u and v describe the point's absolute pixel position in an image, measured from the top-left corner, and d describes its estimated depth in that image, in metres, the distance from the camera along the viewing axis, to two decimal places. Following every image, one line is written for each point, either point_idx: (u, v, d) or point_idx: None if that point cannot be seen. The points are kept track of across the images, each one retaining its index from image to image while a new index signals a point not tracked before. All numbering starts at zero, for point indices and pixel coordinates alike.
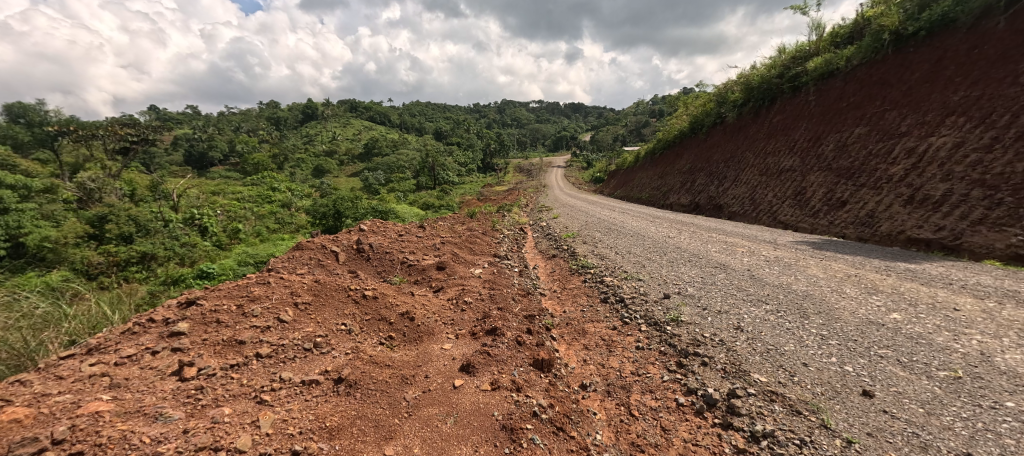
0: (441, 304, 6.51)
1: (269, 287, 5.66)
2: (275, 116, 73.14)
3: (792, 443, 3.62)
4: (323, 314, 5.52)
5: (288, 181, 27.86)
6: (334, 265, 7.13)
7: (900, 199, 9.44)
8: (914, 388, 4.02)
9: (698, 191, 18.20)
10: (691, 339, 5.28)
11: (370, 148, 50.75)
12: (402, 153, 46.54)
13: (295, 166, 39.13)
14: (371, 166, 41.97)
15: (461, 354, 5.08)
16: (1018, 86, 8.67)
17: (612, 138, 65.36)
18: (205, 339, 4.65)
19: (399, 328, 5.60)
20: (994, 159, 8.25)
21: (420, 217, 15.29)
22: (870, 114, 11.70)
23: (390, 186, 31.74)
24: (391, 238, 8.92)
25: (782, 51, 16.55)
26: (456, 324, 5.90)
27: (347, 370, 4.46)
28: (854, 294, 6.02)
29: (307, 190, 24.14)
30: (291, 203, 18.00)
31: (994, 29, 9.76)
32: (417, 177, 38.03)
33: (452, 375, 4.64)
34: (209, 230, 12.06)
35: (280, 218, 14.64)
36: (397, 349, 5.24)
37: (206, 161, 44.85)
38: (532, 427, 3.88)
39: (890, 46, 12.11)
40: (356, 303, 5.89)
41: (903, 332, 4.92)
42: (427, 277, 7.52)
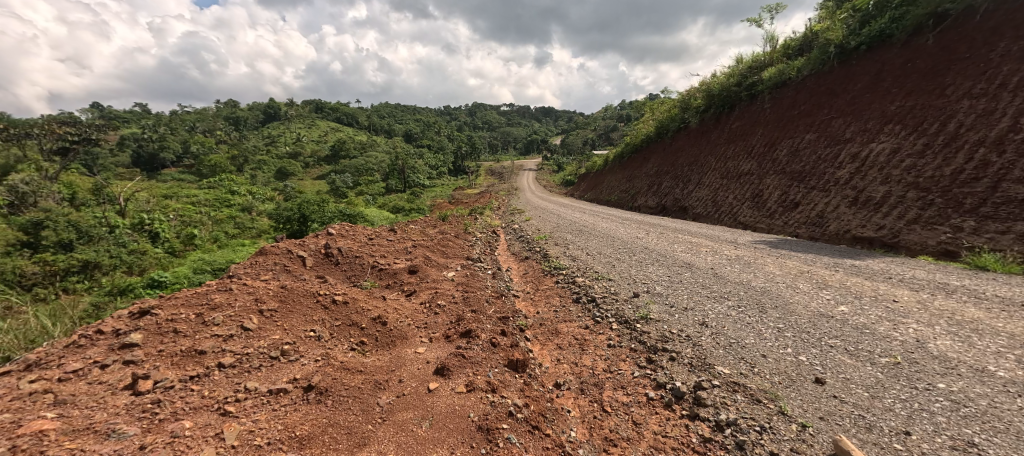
0: (414, 308, 6.53)
1: (231, 295, 5.57)
2: (233, 116, 70.46)
3: (753, 430, 3.89)
4: (291, 321, 5.47)
5: (249, 184, 26.93)
6: (300, 270, 7.04)
7: (846, 201, 10.14)
8: (861, 374, 4.38)
9: (664, 194, 18.83)
10: (659, 336, 5.54)
11: (336, 151, 49.75)
12: (370, 155, 45.83)
13: (256, 168, 37.82)
14: (337, 168, 41.07)
15: (435, 357, 5.14)
16: (945, 97, 9.48)
17: (582, 141, 66.36)
18: (161, 350, 4.54)
19: (371, 333, 5.61)
20: (926, 164, 8.98)
21: (389, 220, 15.17)
22: (818, 121, 12.47)
23: (358, 189, 31.25)
24: (360, 242, 8.87)
25: (740, 61, 17.46)
26: (429, 327, 5.95)
27: (318, 377, 4.46)
28: (807, 289, 6.46)
29: (269, 194, 23.43)
30: (252, 208, 17.44)
31: (925, 45, 10.65)
32: (385, 180, 37.51)
33: (425, 378, 4.69)
34: (160, 236, 11.54)
35: (240, 223, 14.21)
36: (369, 354, 5.26)
37: (156, 162, 42.73)
38: (508, 426, 4.00)
39: (836, 58, 13.03)
40: (326, 309, 5.87)
41: (850, 323, 5.34)
42: (399, 281, 7.53)
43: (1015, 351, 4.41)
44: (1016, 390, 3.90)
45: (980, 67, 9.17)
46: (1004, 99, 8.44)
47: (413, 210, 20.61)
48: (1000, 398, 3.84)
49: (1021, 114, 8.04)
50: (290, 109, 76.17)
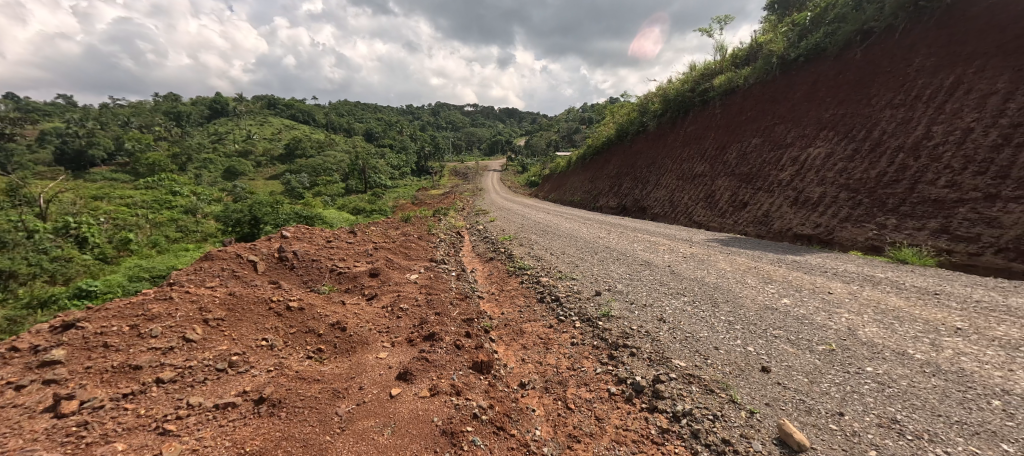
0: (376, 312, 6.50)
1: (173, 304, 5.36)
2: (175, 112, 66.29)
3: (707, 419, 4.14)
4: (239, 330, 5.33)
5: (193, 184, 25.53)
6: (251, 275, 6.83)
7: (788, 201, 10.86)
8: (801, 362, 4.74)
9: (624, 194, 19.43)
10: (620, 332, 5.79)
11: (292, 150, 48.04)
12: (328, 154, 44.42)
13: (201, 168, 35.85)
14: (292, 168, 39.59)
15: (397, 362, 5.14)
16: (871, 107, 10.36)
17: (546, 143, 67.00)
18: (90, 367, 4.33)
19: (329, 340, 5.54)
20: (855, 167, 9.78)
21: (349, 222, 14.87)
22: (763, 126, 13.29)
23: (314, 190, 30.22)
24: (317, 245, 8.68)
25: (692, 68, 18.32)
26: (391, 332, 5.94)
27: (270, 389, 4.36)
28: (754, 284, 6.91)
29: (217, 195, 22.26)
30: (196, 210, 16.56)
31: (854, 59, 11.58)
32: (344, 181, 36.57)
33: (387, 385, 4.68)
34: (89, 241, 10.78)
35: (182, 226, 13.50)
36: (327, 362, 5.18)
37: (85, 160, 39.54)
38: (472, 429, 4.07)
39: (778, 69, 13.93)
40: (280, 316, 5.75)
41: (792, 314, 5.78)
42: (359, 285, 7.45)
43: (930, 335, 4.91)
44: (931, 370, 4.32)
45: (899, 80, 10.08)
46: (919, 110, 9.32)
47: (374, 211, 20.25)
48: (919, 378, 4.24)
49: (933, 123, 8.90)
50: (240, 106, 72.75)
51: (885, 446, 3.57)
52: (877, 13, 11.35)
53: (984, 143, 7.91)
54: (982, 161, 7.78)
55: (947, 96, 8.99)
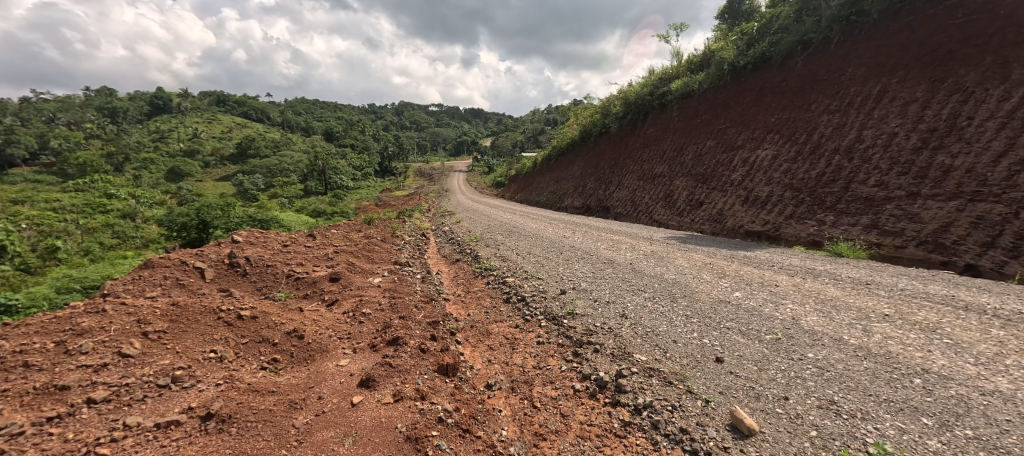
0: (336, 318, 6.41)
1: (107, 317, 5.19)
2: (112, 108, 61.96)
3: (666, 410, 4.28)
4: (184, 342, 5.17)
5: (132, 186, 24.03)
6: (197, 283, 6.58)
7: (739, 200, 11.46)
8: (751, 351, 5.04)
9: (588, 194, 19.86)
10: (584, 329, 5.97)
11: (245, 150, 46.05)
12: (285, 154, 42.85)
13: (141, 169, 33.69)
14: (245, 168, 37.89)
15: (359, 369, 5.07)
16: (810, 112, 11.12)
17: (512, 143, 67.29)
18: (8, 390, 4.06)
19: (286, 349, 5.39)
20: (798, 168, 10.45)
21: (309, 225, 14.47)
22: (716, 129, 13.96)
23: (269, 192, 29.02)
24: (273, 250, 8.44)
25: (651, 73, 18.96)
26: (353, 338, 5.84)
27: (219, 403, 4.15)
28: (709, 279, 7.29)
29: (158, 197, 21.02)
30: (134, 214, 15.55)
31: (796, 68, 12.38)
32: (303, 182, 35.44)
33: (348, 393, 4.61)
34: (9, 251, 9.88)
35: (119, 232, 12.68)
36: (282, 373, 5.04)
37: (3, 159, 36.23)
38: (438, 433, 4.04)
39: (729, 75, 14.65)
40: (229, 326, 5.59)
41: (743, 306, 6.15)
42: (319, 290, 7.33)
43: (862, 321, 5.36)
44: (863, 354, 4.71)
45: (835, 88, 10.86)
46: (852, 115, 10.08)
47: (335, 214, 19.78)
48: (852, 361, 4.61)
49: (863, 127, 9.65)
50: (187, 103, 69.00)
51: (824, 425, 3.80)
52: (815, 26, 12.18)
53: (906, 146, 8.65)
54: (905, 162, 8.49)
55: (876, 103, 9.75)
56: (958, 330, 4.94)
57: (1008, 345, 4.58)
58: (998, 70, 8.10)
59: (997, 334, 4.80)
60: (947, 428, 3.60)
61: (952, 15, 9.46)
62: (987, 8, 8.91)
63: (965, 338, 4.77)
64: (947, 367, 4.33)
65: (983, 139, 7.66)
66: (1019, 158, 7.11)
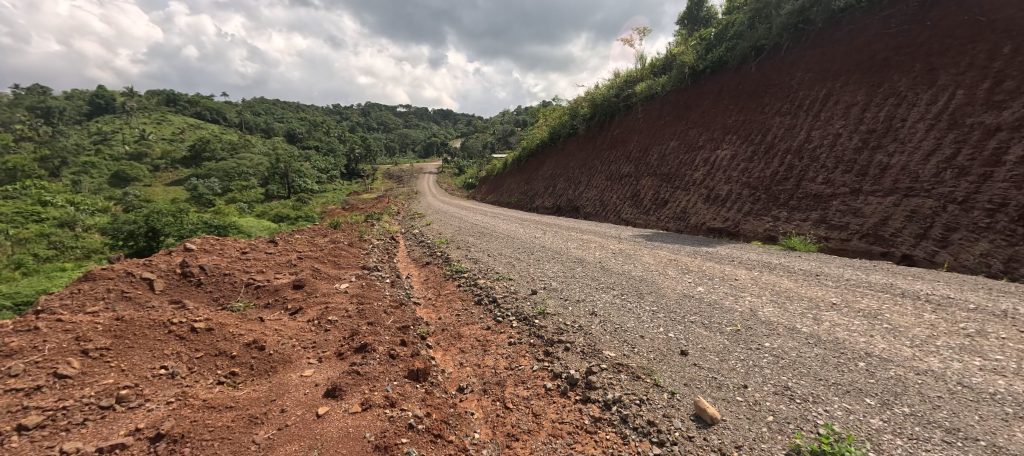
0: (300, 327, 6.28)
1: (40, 336, 4.89)
2: (48, 109, 57.94)
3: (634, 404, 4.41)
4: (130, 359, 4.90)
5: (71, 193, 22.50)
6: (145, 296, 6.32)
7: (701, 198, 11.92)
8: (713, 342, 5.28)
9: (558, 195, 20.13)
10: (555, 328, 6.09)
11: (200, 153, 44.04)
12: (244, 157, 41.29)
13: (82, 175, 31.62)
14: (200, 171, 36.23)
15: (325, 379, 5.00)
16: (764, 114, 11.71)
17: (481, 144, 67.28)
18: None
19: (245, 361, 5.24)
20: (754, 167, 10.98)
21: (271, 230, 14.08)
22: (678, 130, 14.47)
23: (227, 197, 27.88)
24: (230, 258, 8.19)
25: (616, 75, 19.40)
26: (318, 347, 5.75)
27: (170, 423, 4.00)
28: (674, 275, 7.57)
29: (101, 204, 19.79)
30: (74, 222, 14.61)
31: (751, 72, 12.98)
32: (264, 186, 34.27)
33: (313, 404, 4.55)
34: None
35: (58, 242, 11.92)
36: (241, 386, 4.89)
37: None
38: (407, 440, 4.04)
39: (690, 78, 15.17)
40: (182, 340, 5.38)
41: (706, 300, 6.43)
42: (281, 298, 7.16)
43: (813, 310, 5.72)
44: (813, 341, 5.03)
45: (786, 92, 11.48)
46: (801, 117, 10.69)
47: (299, 219, 19.25)
48: (804, 348, 4.91)
49: (812, 129, 10.24)
50: (135, 103, 65.37)
51: (779, 411, 4.03)
52: (768, 32, 12.78)
53: (849, 146, 9.25)
54: (848, 161, 9.07)
55: (822, 106, 10.38)
56: (896, 315, 5.34)
57: (939, 328, 4.99)
58: (927, 76, 8.77)
59: (930, 318, 5.22)
60: (887, 407, 3.88)
61: (886, 25, 10.15)
62: (917, 18, 9.60)
63: (902, 323, 5.16)
64: (887, 350, 4.68)
65: (915, 139, 8.28)
66: (944, 157, 7.72)
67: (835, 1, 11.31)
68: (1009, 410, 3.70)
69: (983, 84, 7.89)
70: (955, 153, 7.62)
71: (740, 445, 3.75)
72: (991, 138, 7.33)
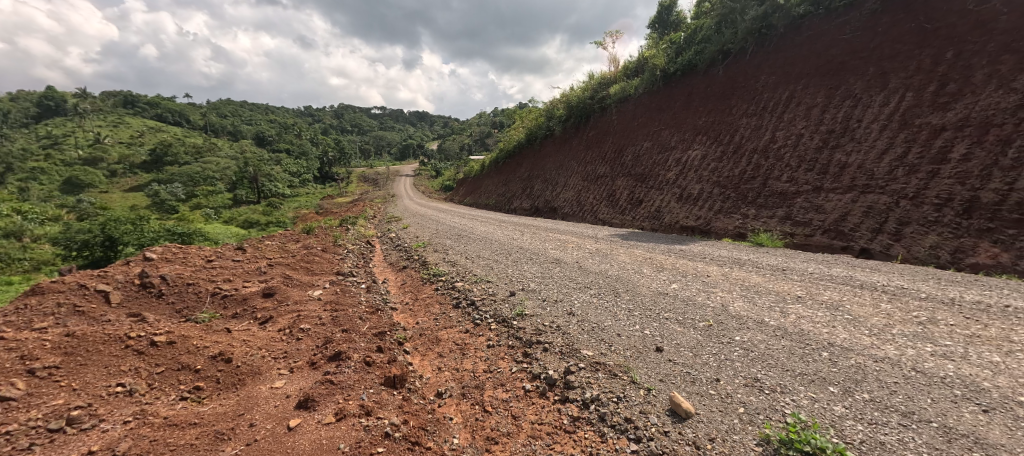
0: (271, 337, 6.14)
1: None
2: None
3: (612, 401, 4.49)
4: (83, 378, 4.69)
5: (19, 201, 21.26)
6: (100, 309, 6.09)
7: (674, 197, 12.22)
8: (686, 338, 5.43)
9: (536, 196, 20.26)
10: (534, 329, 6.15)
11: (163, 158, 42.35)
12: (210, 161, 39.94)
13: (32, 182, 29.94)
14: (163, 177, 34.84)
15: (297, 390, 4.90)
16: (732, 116, 12.09)
17: (459, 146, 67.06)
18: None
19: (211, 375, 5.09)
20: (723, 167, 11.31)
21: (240, 237, 13.70)
22: (651, 131, 14.79)
23: (192, 203, 26.88)
24: (194, 266, 7.96)
25: (590, 77, 19.68)
26: (289, 357, 5.63)
27: (127, 444, 3.85)
28: (649, 273, 7.74)
29: (53, 213, 18.79)
30: (23, 233, 13.84)
31: (718, 75, 13.38)
32: (231, 191, 33.24)
33: (284, 416, 4.46)
34: None
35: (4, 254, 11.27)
36: (206, 402, 4.74)
37: None
38: (383, 449, 4.01)
39: (661, 81, 15.52)
40: (141, 354, 5.18)
41: (680, 297, 6.60)
42: (251, 307, 6.99)
43: (780, 304, 5.95)
44: (781, 333, 5.23)
45: (751, 94, 11.88)
46: (767, 118, 11.08)
47: (270, 224, 18.76)
48: (772, 341, 5.11)
49: (776, 129, 10.64)
50: (91, 106, 62.36)
51: (750, 402, 4.19)
52: (734, 37, 13.19)
53: (810, 146, 9.64)
54: (811, 160, 9.46)
55: (786, 107, 10.78)
56: (856, 306, 5.62)
57: (895, 317, 5.26)
58: (879, 79, 9.23)
59: (886, 308, 5.50)
60: (849, 394, 4.08)
61: (842, 31, 10.65)
62: (870, 25, 10.10)
63: (862, 313, 5.43)
64: (848, 339, 4.92)
65: (870, 139, 8.70)
66: (896, 156, 8.15)
67: (795, 7, 11.77)
68: (957, 392, 3.94)
69: (929, 87, 8.37)
70: (906, 152, 8.04)
71: (714, 437, 3.87)
72: (938, 138, 7.78)
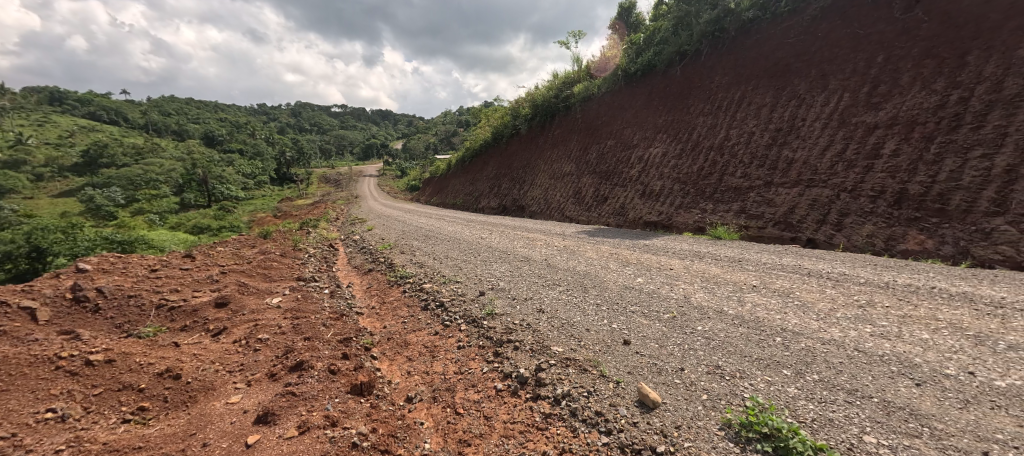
0: (225, 349, 5.91)
1: None
2: None
3: (582, 395, 4.62)
4: (6, 406, 4.38)
5: None
6: (27, 328, 5.70)
7: (638, 193, 12.57)
8: (652, 330, 5.64)
9: (503, 195, 20.33)
10: (504, 328, 6.22)
11: (99, 160, 39.62)
12: (152, 162, 37.66)
13: None
14: (99, 179, 32.54)
15: (255, 404, 4.76)
16: (689, 114, 12.55)
17: (424, 146, 66.23)
18: None
19: (158, 394, 4.85)
20: (682, 163, 11.75)
21: (188, 243, 13.04)
22: (614, 130, 15.15)
23: (134, 207, 25.28)
24: (135, 277, 7.55)
25: (554, 77, 19.91)
26: (246, 369, 5.45)
27: None
28: (615, 268, 7.96)
29: None
30: None
31: (676, 75, 13.87)
32: (177, 195, 31.50)
33: (241, 433, 4.32)
34: None
35: None
36: (153, 423, 4.52)
37: None
38: None
39: (622, 81, 15.92)
40: (74, 377, 4.88)
41: (645, 290, 6.83)
42: (203, 318, 6.71)
43: (738, 293, 6.28)
44: (739, 321, 5.52)
45: (706, 94, 12.39)
46: (721, 117, 11.57)
47: (222, 229, 17.97)
48: (731, 329, 5.38)
49: (730, 127, 11.14)
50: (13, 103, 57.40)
51: (713, 388, 4.41)
52: (689, 39, 13.70)
53: (761, 143, 10.15)
54: (762, 156, 9.97)
55: (738, 107, 11.31)
56: (804, 292, 6.00)
57: (839, 301, 5.66)
58: (820, 81, 9.85)
59: (831, 293, 5.90)
60: (800, 376, 4.37)
61: (786, 36, 11.29)
62: (811, 30, 10.75)
63: (809, 299, 5.81)
64: (798, 324, 5.25)
65: (813, 136, 9.26)
66: (837, 152, 8.70)
67: (744, 12, 12.35)
68: (893, 368, 4.29)
69: (863, 88, 9.00)
70: (845, 148, 8.61)
71: (680, 425, 4.04)
72: (872, 135, 8.37)
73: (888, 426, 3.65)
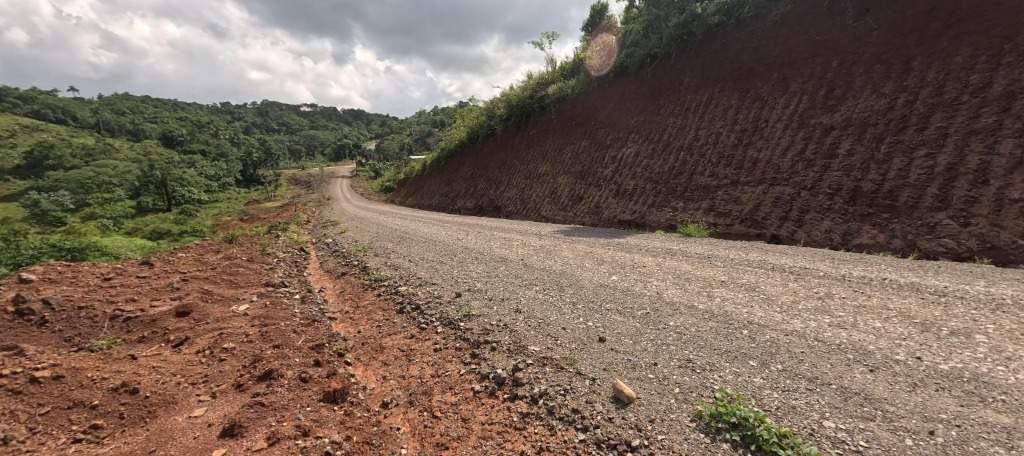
0: (186, 361, 5.74)
1: None
2: None
3: (559, 394, 4.70)
4: None
5: None
6: None
7: (612, 193, 12.80)
8: (626, 327, 5.79)
9: (479, 195, 20.33)
10: (481, 329, 6.26)
11: (47, 162, 37.51)
12: (106, 164, 35.87)
13: None
14: (47, 182, 30.78)
15: (220, 417, 4.65)
16: (660, 115, 12.87)
17: (398, 146, 65.45)
18: None
19: (114, 410, 4.69)
20: (654, 163, 12.04)
21: (146, 250, 12.50)
22: (588, 130, 15.38)
23: (87, 211, 24.07)
24: (87, 287, 7.24)
25: (529, 78, 20.06)
26: (211, 381, 5.31)
27: None
28: (590, 266, 8.11)
29: None
30: None
31: (647, 77, 14.20)
32: (135, 198, 30.12)
33: (207, 447, 4.23)
34: None
35: None
36: (108, 441, 4.36)
37: None
38: None
39: (595, 82, 16.19)
40: (19, 396, 4.68)
41: (619, 288, 6.99)
42: (164, 328, 6.50)
43: (707, 288, 6.51)
44: (708, 315, 5.73)
45: (676, 96, 12.74)
46: (690, 118, 11.91)
47: (184, 234, 17.31)
48: (701, 323, 5.58)
49: (699, 128, 11.47)
50: None
51: (684, 382, 4.56)
52: (659, 42, 14.04)
53: (727, 144, 10.51)
54: (728, 156, 10.31)
55: (706, 108, 11.66)
56: (768, 286, 6.27)
57: (801, 294, 5.95)
58: (782, 84, 10.28)
59: (793, 286, 6.19)
60: (766, 367, 4.57)
61: (750, 40, 11.72)
62: (773, 35, 11.21)
63: (773, 292, 6.08)
64: (763, 317, 5.48)
65: (776, 136, 9.65)
66: (798, 152, 9.10)
67: (711, 17, 12.75)
68: (850, 356, 4.54)
69: (821, 91, 9.43)
70: (805, 148, 9.02)
71: (654, 418, 4.17)
72: (829, 136, 8.79)
73: (845, 411, 3.87)
